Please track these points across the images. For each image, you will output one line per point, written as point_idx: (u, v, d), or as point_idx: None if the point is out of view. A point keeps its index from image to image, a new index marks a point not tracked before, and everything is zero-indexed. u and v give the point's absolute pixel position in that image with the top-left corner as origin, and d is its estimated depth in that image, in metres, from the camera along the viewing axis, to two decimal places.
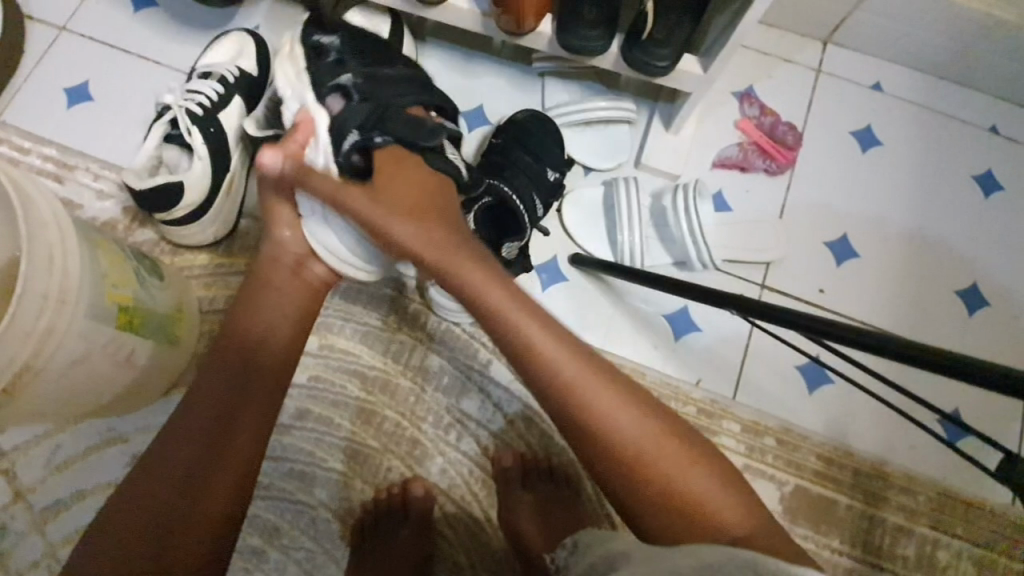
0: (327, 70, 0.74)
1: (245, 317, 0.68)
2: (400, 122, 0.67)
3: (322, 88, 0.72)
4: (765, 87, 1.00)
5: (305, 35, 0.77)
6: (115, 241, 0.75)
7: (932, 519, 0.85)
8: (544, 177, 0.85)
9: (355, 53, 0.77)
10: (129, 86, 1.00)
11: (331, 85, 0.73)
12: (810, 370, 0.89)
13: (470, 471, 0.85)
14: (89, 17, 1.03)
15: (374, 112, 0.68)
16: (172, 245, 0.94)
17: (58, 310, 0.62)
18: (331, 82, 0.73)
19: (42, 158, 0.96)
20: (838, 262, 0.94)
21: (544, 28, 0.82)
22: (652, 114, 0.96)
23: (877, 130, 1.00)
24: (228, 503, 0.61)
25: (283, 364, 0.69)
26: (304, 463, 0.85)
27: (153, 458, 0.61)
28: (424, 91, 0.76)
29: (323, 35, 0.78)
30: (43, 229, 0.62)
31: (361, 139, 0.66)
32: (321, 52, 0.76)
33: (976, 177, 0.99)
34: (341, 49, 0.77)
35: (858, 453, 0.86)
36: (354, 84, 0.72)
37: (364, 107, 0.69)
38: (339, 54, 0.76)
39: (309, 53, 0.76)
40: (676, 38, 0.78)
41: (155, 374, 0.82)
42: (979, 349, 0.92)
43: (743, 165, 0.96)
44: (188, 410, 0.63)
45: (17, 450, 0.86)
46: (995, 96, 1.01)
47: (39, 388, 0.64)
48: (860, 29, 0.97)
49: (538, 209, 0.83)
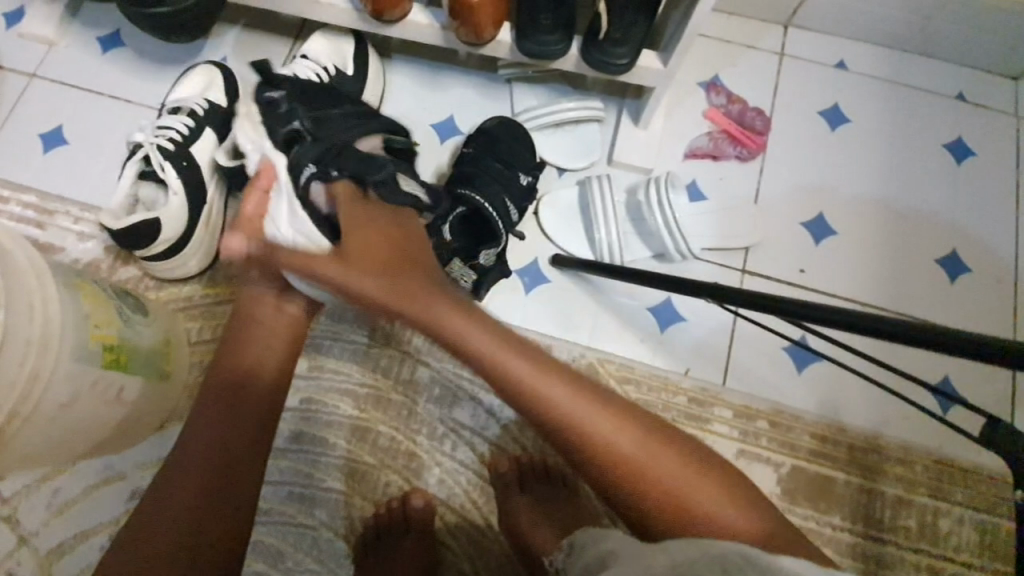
0: (279, 116, 0.76)
1: (230, 359, 0.69)
2: (356, 159, 0.71)
3: (275, 135, 0.75)
4: (729, 75, 1.01)
5: (257, 92, 0.79)
6: (96, 281, 0.76)
7: (930, 487, 0.85)
8: (516, 182, 0.86)
9: (303, 97, 0.80)
10: (103, 127, 1.01)
11: (285, 132, 0.76)
12: (797, 351, 0.90)
13: (469, 479, 0.86)
14: (58, 62, 1.04)
15: (329, 150, 0.73)
16: (156, 280, 0.95)
17: (41, 355, 0.62)
18: (282, 129, 0.75)
19: (21, 205, 0.97)
20: (816, 241, 0.95)
21: (503, 36, 0.84)
22: (620, 111, 0.97)
23: (844, 107, 1.00)
24: (226, 543, 0.60)
25: (273, 396, 0.69)
26: (303, 485, 0.85)
27: (148, 501, 0.61)
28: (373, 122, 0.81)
29: (271, 86, 0.79)
30: (21, 277, 0.62)
31: (316, 172, 0.71)
32: (272, 104, 0.77)
33: (947, 146, 1.00)
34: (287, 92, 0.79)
35: (851, 428, 0.87)
36: (307, 128, 0.75)
37: (315, 149, 0.73)
38: (289, 103, 0.77)
39: (262, 106, 0.77)
40: (633, 35, 0.79)
41: (148, 409, 0.82)
42: (964, 316, 0.93)
43: (714, 153, 0.97)
44: (182, 455, 0.64)
45: (19, 495, 0.87)
46: (958, 64, 1.02)
47: (31, 433, 0.64)
48: (817, 10, 0.98)
49: (512, 214, 0.84)
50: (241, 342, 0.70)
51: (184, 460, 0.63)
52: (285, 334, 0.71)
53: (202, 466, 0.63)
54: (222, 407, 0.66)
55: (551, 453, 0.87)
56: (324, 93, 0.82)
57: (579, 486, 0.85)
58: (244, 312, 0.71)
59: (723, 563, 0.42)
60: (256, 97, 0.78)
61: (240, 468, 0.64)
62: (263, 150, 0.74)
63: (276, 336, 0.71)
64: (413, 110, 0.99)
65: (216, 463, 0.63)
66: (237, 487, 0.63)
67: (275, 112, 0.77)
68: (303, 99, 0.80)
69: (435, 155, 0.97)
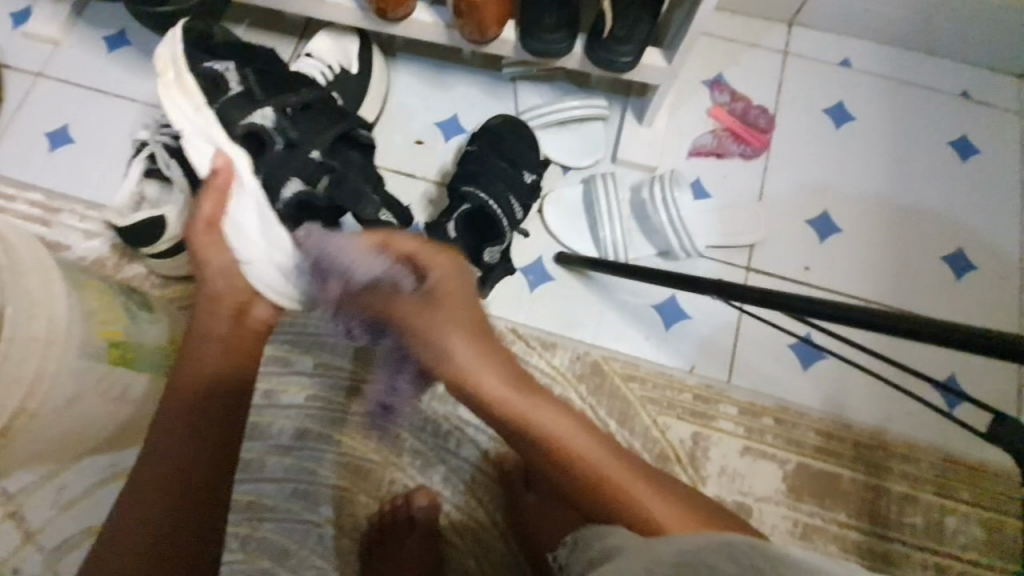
0: (239, 105, 0.77)
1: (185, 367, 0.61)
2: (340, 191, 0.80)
3: (234, 129, 0.76)
4: (733, 73, 1.01)
5: (197, 63, 0.77)
6: (101, 278, 0.76)
7: (936, 485, 0.85)
8: (521, 180, 0.86)
9: (264, 83, 0.81)
10: (108, 125, 1.02)
11: (245, 124, 0.77)
12: (802, 349, 0.90)
13: (473, 477, 0.86)
14: (63, 61, 1.05)
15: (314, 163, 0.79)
16: (161, 278, 0.95)
17: (49, 352, 0.62)
18: (240, 127, 0.76)
19: (27, 203, 0.98)
20: (821, 239, 0.95)
21: (508, 35, 0.84)
22: (624, 108, 0.98)
23: (848, 105, 1.00)
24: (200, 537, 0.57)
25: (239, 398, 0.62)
26: (308, 482, 0.85)
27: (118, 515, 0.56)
28: (343, 117, 0.83)
29: (215, 63, 0.78)
30: (28, 273, 0.62)
31: (302, 188, 0.78)
32: (221, 86, 0.77)
33: (951, 144, 0.99)
34: (243, 79, 0.79)
35: (857, 426, 0.87)
36: (276, 125, 0.78)
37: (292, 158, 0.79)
38: (242, 84, 0.79)
39: (205, 83, 0.77)
40: (637, 32, 0.79)
41: (153, 407, 0.82)
42: (970, 314, 0.93)
43: (718, 151, 0.97)
44: (136, 489, 0.56)
45: (24, 492, 0.87)
46: (962, 61, 1.02)
47: (36, 429, 0.64)
48: (821, 8, 0.98)
49: (517, 211, 0.84)
50: (194, 348, 0.63)
51: (135, 495, 0.56)
52: (242, 346, 0.65)
53: (156, 496, 0.56)
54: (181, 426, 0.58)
55: None
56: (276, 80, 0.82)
57: None
58: (198, 324, 0.65)
59: (732, 547, 0.39)
60: (195, 74, 0.76)
61: (202, 496, 0.57)
62: (220, 148, 0.73)
63: (232, 346, 0.65)
64: (417, 108, 1.00)
65: (173, 491, 0.56)
66: (192, 517, 0.56)
67: (243, 102, 0.77)
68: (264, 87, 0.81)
69: (440, 153, 0.97)
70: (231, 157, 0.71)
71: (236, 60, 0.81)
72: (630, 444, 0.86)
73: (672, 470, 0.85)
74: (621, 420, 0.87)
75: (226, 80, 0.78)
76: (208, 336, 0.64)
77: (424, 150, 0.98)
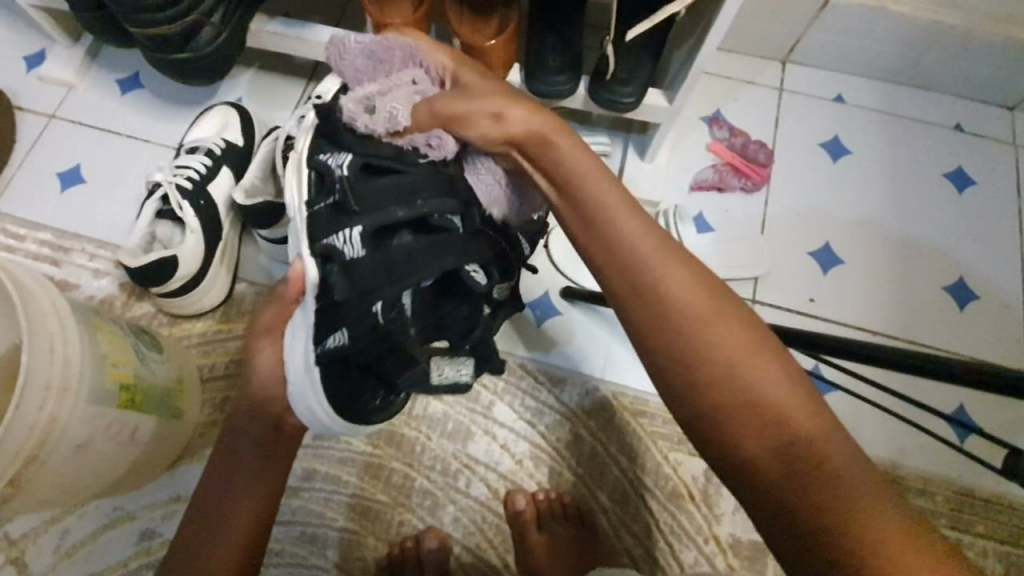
0: (326, 223, 0.60)
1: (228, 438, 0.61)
2: (391, 361, 0.61)
3: (319, 242, 0.60)
4: (730, 110, 1.04)
5: (312, 151, 0.63)
6: (114, 320, 0.76)
7: (952, 519, 0.84)
8: (528, 216, 0.71)
9: (371, 193, 0.59)
10: (120, 166, 1.04)
11: (324, 244, 0.60)
12: (811, 381, 0.90)
13: (483, 517, 0.85)
14: (77, 103, 1.07)
15: (367, 325, 0.59)
16: (169, 317, 0.95)
17: (61, 399, 0.62)
18: (322, 238, 0.60)
19: (37, 243, 0.99)
20: (824, 271, 0.96)
21: (513, 78, 0.86)
22: (627, 145, 1.00)
23: (844, 139, 1.03)
24: None
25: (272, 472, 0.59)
26: (315, 525, 0.84)
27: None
28: (448, 245, 0.60)
29: (330, 153, 0.61)
30: (43, 319, 0.63)
31: (346, 344, 0.59)
32: (326, 181, 0.61)
33: (948, 175, 1.02)
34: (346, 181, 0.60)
35: (869, 459, 0.86)
36: (356, 254, 0.59)
37: (350, 307, 0.59)
38: (339, 195, 0.60)
39: (315, 176, 0.62)
40: (638, 75, 0.82)
41: (157, 449, 0.81)
42: (975, 344, 0.93)
43: (720, 185, 0.99)
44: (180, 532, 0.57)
45: (26, 538, 0.85)
46: (952, 95, 1.05)
47: (45, 478, 0.64)
48: (814, 47, 1.02)
49: (523, 246, 0.70)
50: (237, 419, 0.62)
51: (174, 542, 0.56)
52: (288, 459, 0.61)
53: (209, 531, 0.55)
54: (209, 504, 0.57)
55: (567, 489, 0.86)
56: (398, 186, 0.60)
57: (596, 523, 0.84)
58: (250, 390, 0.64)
59: None
60: (307, 164, 0.62)
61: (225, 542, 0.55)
62: (301, 253, 0.61)
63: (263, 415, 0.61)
64: None
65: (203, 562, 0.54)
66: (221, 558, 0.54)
67: (329, 216, 0.60)
68: (360, 190, 0.59)
69: None
70: (304, 269, 0.60)
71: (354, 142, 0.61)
72: (643, 479, 0.86)
73: (685, 508, 0.85)
74: (632, 456, 0.87)
75: (331, 175, 0.60)
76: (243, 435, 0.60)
77: None
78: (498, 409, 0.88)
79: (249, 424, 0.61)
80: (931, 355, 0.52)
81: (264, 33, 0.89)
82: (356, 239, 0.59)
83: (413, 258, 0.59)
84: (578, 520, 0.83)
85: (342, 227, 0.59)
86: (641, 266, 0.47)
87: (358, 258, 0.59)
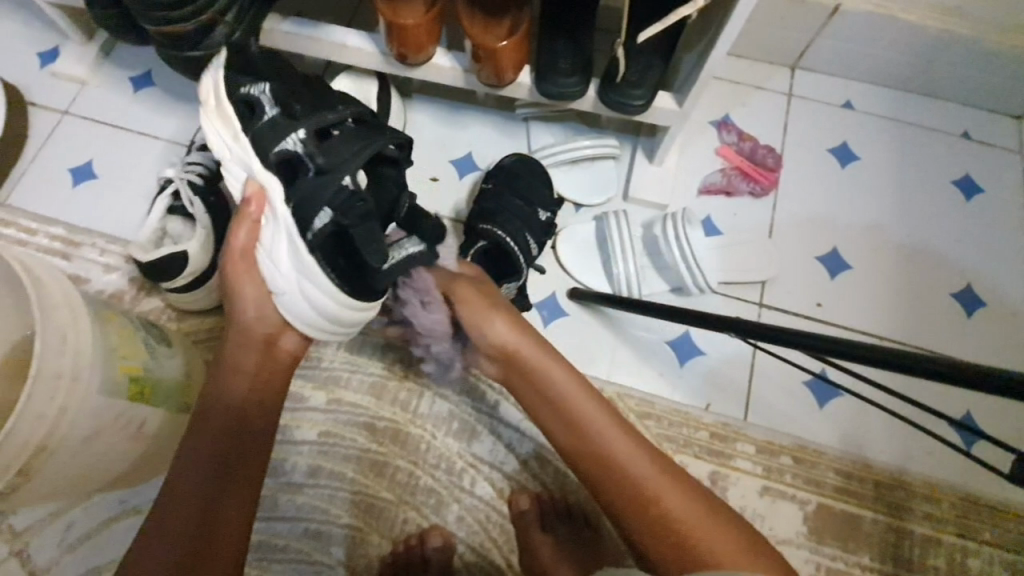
0: (269, 134, 0.68)
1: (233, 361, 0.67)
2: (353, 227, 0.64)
3: (266, 156, 0.68)
4: (739, 114, 1.04)
5: (234, 88, 0.71)
6: (124, 313, 0.77)
7: (959, 526, 0.83)
8: (536, 217, 0.87)
9: (296, 103, 0.72)
10: (131, 162, 1.05)
11: (276, 153, 0.67)
12: (817, 386, 0.90)
13: (487, 516, 0.85)
14: (90, 100, 1.08)
15: (336, 193, 0.65)
16: (177, 312, 0.96)
17: (72, 389, 0.63)
18: (272, 150, 0.67)
19: (48, 237, 1.00)
20: (831, 276, 0.96)
21: (523, 79, 0.87)
22: (635, 148, 1.00)
23: (853, 146, 1.03)
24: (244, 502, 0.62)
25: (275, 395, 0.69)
26: (319, 521, 0.84)
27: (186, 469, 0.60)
28: (375, 131, 0.70)
29: (250, 85, 0.71)
30: (56, 310, 0.63)
31: (333, 218, 0.65)
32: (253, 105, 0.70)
33: (956, 183, 1.02)
34: (275, 97, 0.71)
35: (876, 465, 0.86)
36: (303, 145, 0.67)
37: (321, 181, 0.65)
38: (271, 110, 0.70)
39: (240, 107, 0.70)
40: (648, 79, 0.82)
41: (164, 443, 0.82)
42: (982, 351, 0.93)
43: (728, 189, 0.99)
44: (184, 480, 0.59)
45: (30, 530, 0.85)
46: (961, 103, 1.05)
47: (54, 467, 0.64)
48: (823, 54, 1.02)
49: (533, 249, 0.84)
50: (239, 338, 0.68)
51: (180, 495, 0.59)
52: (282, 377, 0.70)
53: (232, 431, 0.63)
54: (222, 444, 0.62)
55: (573, 490, 0.86)
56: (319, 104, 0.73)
57: (600, 525, 0.84)
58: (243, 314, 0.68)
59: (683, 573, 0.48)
60: (233, 98, 0.70)
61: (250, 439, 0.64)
62: (253, 172, 0.68)
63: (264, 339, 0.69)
64: (433, 147, 1.03)
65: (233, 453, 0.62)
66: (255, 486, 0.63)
67: (272, 127, 0.68)
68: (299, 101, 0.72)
69: (455, 191, 1.00)
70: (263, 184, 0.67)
71: (270, 79, 0.73)
72: None
73: None
74: None
75: (261, 102, 0.70)
76: (241, 371, 0.66)
77: (439, 187, 1.00)
78: (504, 410, 0.88)
79: (252, 348, 0.68)
80: (952, 362, 0.47)
81: (277, 32, 0.90)
82: (303, 138, 0.67)
83: (360, 138, 0.68)
84: (583, 521, 0.83)
85: (289, 133, 0.67)
86: (626, 471, 0.60)
87: (313, 156, 0.67)
